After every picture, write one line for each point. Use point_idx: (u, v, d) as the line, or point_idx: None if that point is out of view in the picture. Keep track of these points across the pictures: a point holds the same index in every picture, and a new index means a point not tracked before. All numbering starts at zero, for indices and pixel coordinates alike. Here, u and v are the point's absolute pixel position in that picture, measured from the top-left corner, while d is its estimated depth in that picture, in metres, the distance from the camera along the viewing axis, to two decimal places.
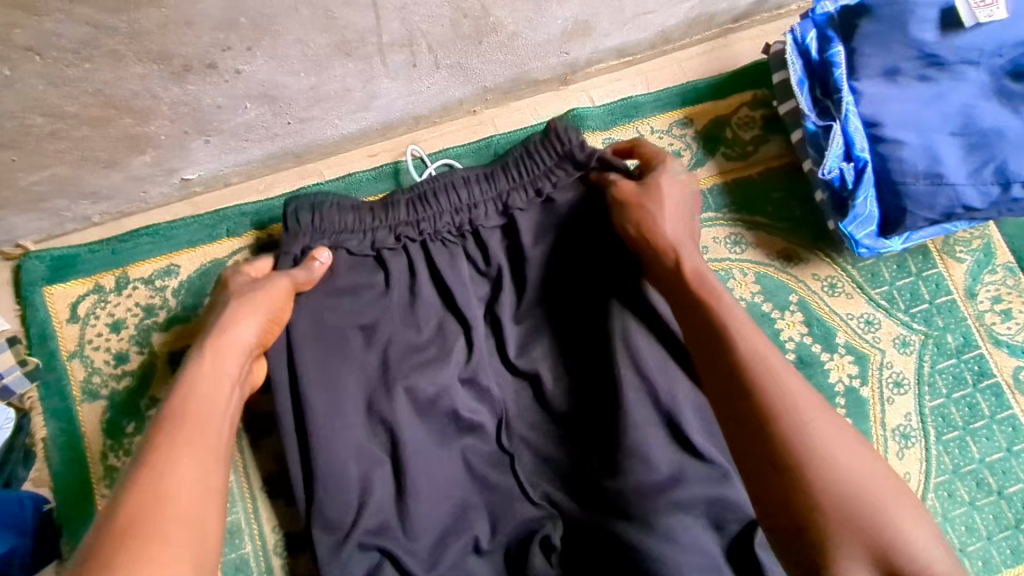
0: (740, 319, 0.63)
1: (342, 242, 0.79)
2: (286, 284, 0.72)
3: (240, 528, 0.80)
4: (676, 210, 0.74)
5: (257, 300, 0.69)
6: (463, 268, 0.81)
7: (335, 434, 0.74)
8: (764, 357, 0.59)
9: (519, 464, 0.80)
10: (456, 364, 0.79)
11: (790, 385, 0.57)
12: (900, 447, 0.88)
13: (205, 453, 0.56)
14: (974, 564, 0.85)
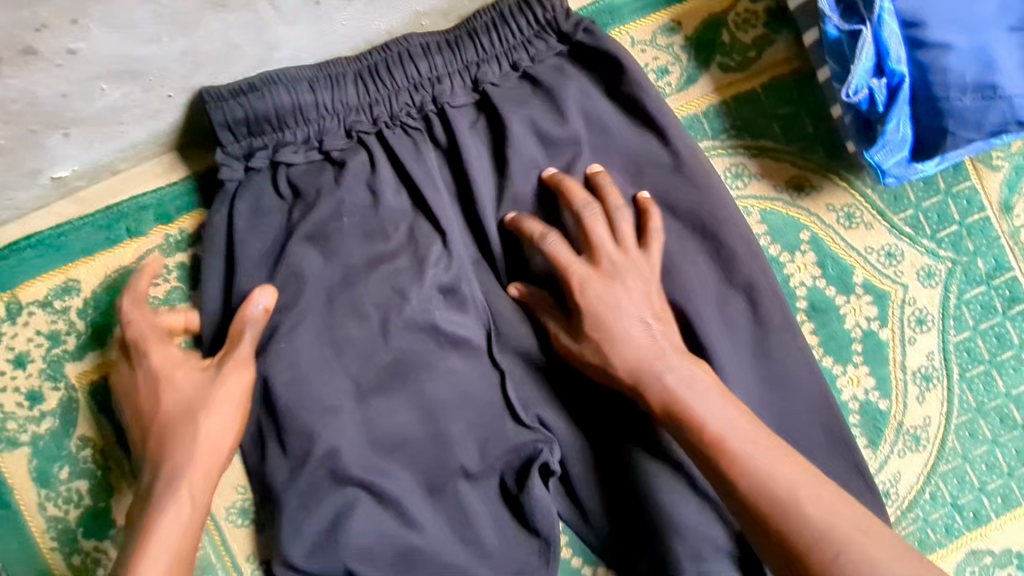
0: (734, 433, 0.60)
1: (281, 154, 0.70)
2: (243, 372, 0.65)
3: (212, 562, 0.73)
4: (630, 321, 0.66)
5: (217, 401, 0.64)
6: (429, 156, 0.73)
7: (318, 381, 0.69)
8: (732, 446, 0.59)
9: (512, 382, 0.73)
10: (434, 271, 0.72)
11: (770, 467, 0.57)
12: (921, 390, 0.80)
13: None
14: (993, 502, 0.80)
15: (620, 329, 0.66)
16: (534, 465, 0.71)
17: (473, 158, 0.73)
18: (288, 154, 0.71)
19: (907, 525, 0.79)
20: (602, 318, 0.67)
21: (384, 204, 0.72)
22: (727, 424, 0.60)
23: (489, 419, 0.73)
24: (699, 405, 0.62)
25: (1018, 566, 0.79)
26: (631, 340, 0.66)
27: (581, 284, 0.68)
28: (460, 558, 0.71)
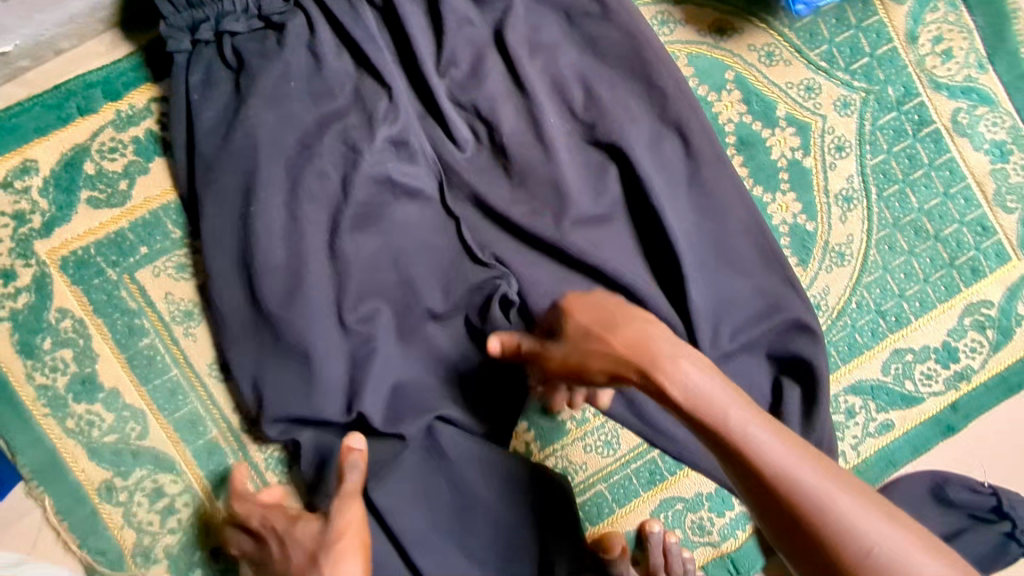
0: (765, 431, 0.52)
1: (226, 23, 0.73)
2: (355, 509, 0.65)
3: (200, 416, 0.76)
4: (638, 333, 0.58)
5: (338, 543, 0.62)
6: (366, 16, 0.76)
7: (282, 235, 0.73)
8: (761, 442, 0.52)
9: (466, 226, 0.78)
10: (382, 124, 0.75)
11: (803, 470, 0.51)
12: (843, 211, 0.87)
13: None
14: (911, 306, 0.89)
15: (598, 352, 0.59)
16: (493, 298, 0.77)
17: (408, 14, 0.76)
18: (231, 22, 0.73)
19: (837, 332, 0.87)
20: (585, 336, 0.60)
21: (327, 65, 0.74)
22: (750, 416, 0.53)
23: (448, 262, 0.78)
24: (714, 393, 0.53)
25: (935, 359, 0.89)
26: (615, 343, 0.58)
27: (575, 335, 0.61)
28: (433, 388, 0.77)
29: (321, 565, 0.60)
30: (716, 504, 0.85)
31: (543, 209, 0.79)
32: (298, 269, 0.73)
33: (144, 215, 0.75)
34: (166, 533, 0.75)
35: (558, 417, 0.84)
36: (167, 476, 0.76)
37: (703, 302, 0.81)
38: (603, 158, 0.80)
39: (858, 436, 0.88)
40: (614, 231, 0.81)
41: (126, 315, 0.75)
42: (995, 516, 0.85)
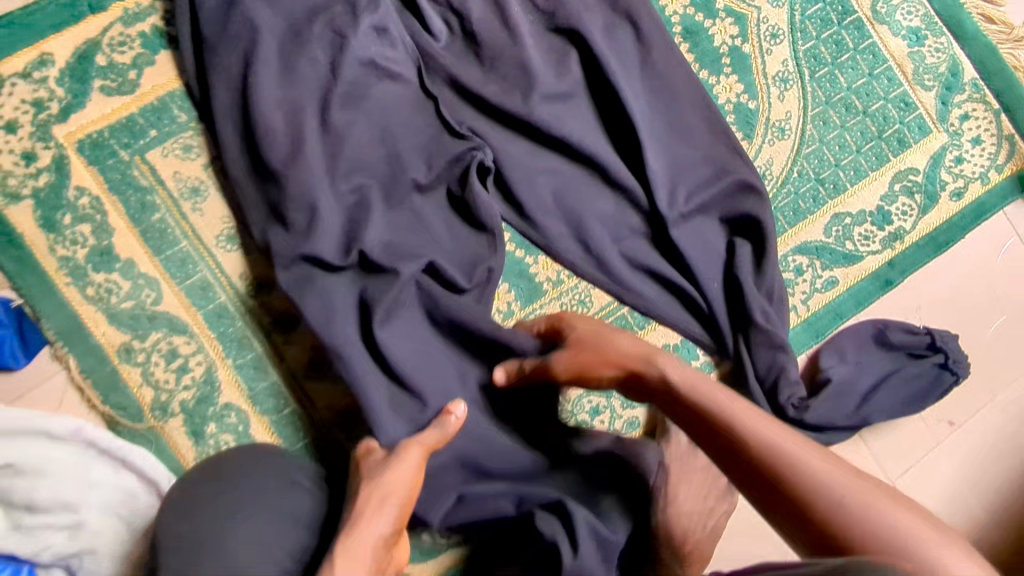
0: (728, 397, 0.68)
1: None
2: (416, 455, 0.73)
3: (210, 282, 0.84)
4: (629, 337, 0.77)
5: (387, 483, 0.70)
6: None
7: (279, 112, 0.82)
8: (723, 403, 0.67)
9: (443, 105, 0.88)
10: (363, 12, 0.84)
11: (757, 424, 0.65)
12: (780, 91, 0.97)
13: None
14: (847, 175, 0.99)
15: (600, 362, 0.76)
16: (470, 165, 0.86)
17: None
18: None
19: (782, 199, 0.97)
20: (583, 348, 0.77)
21: None
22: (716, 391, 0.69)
23: (430, 137, 0.87)
24: (690, 382, 0.71)
25: (871, 222, 0.99)
26: (611, 348, 0.76)
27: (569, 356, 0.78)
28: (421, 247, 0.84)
29: (365, 490, 0.70)
30: (682, 353, 0.96)
31: (511, 88, 0.88)
32: (294, 140, 0.82)
33: (152, 101, 0.82)
34: (181, 390, 0.83)
35: (537, 278, 0.93)
36: (181, 339, 0.83)
37: (659, 169, 0.91)
38: (564, 44, 0.90)
39: (805, 291, 0.98)
40: (577, 107, 0.90)
41: (139, 192, 0.82)
42: (928, 351, 0.94)
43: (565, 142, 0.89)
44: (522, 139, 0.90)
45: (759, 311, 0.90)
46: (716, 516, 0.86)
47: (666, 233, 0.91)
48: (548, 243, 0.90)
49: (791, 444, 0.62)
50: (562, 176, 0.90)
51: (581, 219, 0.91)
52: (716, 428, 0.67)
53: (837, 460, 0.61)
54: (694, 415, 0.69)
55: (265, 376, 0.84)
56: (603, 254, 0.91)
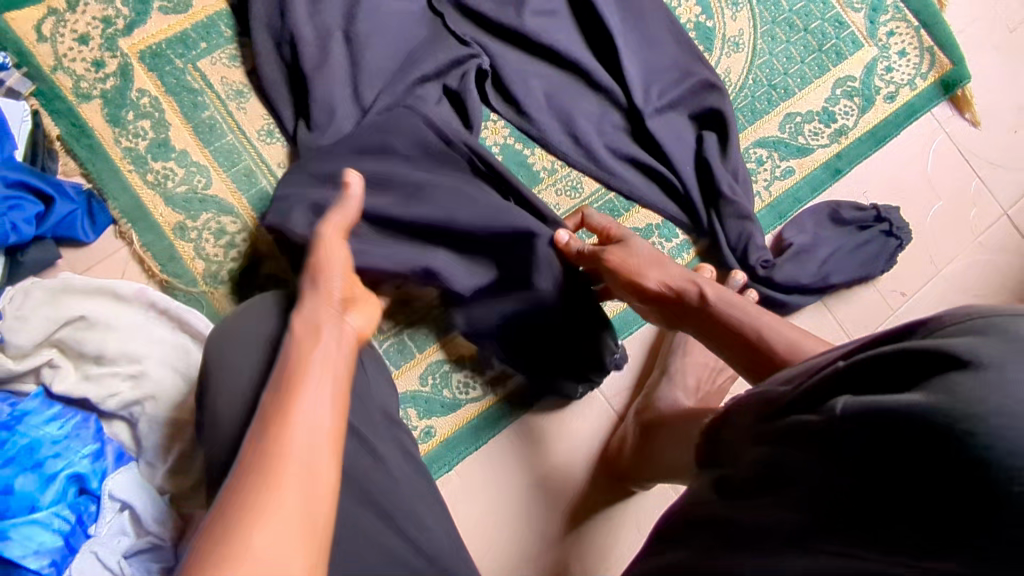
0: (735, 299, 0.76)
1: None
2: (338, 220, 0.71)
3: (252, 170, 0.97)
4: (650, 260, 0.84)
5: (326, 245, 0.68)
6: None
7: (310, 22, 0.97)
8: (732, 306, 0.75)
9: (449, 19, 1.04)
10: None
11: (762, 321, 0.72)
12: (732, 12, 1.15)
13: (330, 397, 0.54)
14: (794, 82, 1.16)
15: (648, 273, 0.83)
16: (469, 67, 1.02)
17: None
18: None
19: (741, 101, 1.14)
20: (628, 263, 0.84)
21: None
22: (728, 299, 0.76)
23: (438, 45, 1.02)
24: (724, 296, 0.76)
25: (819, 121, 1.16)
26: (647, 270, 0.83)
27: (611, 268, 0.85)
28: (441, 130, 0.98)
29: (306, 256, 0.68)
30: (664, 233, 1.09)
31: (504, 6, 1.04)
32: (324, 41, 0.97)
33: (203, 19, 0.98)
34: (229, 261, 0.94)
35: (534, 167, 1.07)
36: (228, 219, 0.95)
37: (634, 71, 1.06)
38: None
39: (767, 179, 1.13)
40: (561, 22, 1.06)
41: (192, 94, 0.97)
42: (876, 223, 1.09)
43: (552, 49, 1.05)
44: (516, 50, 1.06)
45: (728, 184, 1.04)
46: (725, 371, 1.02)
47: (643, 124, 1.06)
48: (542, 135, 1.05)
49: (798, 334, 0.69)
50: (552, 81, 1.06)
51: (569, 116, 1.06)
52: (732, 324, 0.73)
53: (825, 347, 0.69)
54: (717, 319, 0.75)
55: None
56: (592, 146, 1.05)
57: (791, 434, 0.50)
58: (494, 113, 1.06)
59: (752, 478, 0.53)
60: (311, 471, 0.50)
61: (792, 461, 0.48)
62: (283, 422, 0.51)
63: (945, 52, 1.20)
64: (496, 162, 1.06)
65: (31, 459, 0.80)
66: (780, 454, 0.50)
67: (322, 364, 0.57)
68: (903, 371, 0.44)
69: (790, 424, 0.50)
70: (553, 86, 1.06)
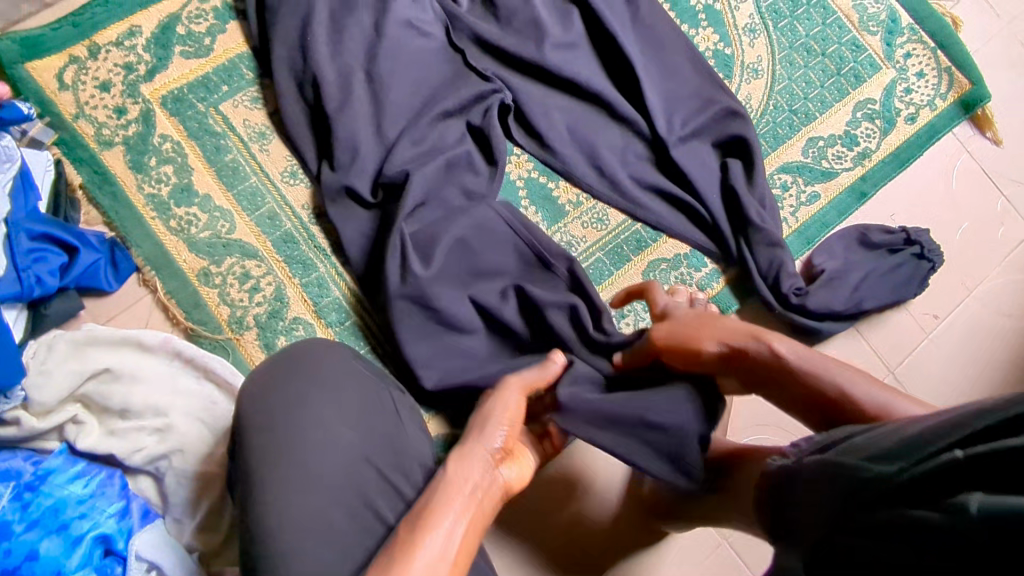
0: (811, 355, 0.70)
1: None
2: (516, 392, 0.80)
3: (277, 212, 0.96)
4: (704, 326, 0.77)
5: (493, 413, 0.76)
6: None
7: (331, 63, 0.97)
8: (812, 365, 0.69)
9: (469, 55, 1.04)
10: None
11: (845, 377, 0.68)
12: (750, 39, 1.15)
13: (451, 542, 0.60)
14: (815, 106, 1.16)
15: (703, 335, 0.76)
16: (493, 102, 1.01)
17: None
18: None
19: (763, 127, 1.13)
20: (678, 334, 0.78)
21: None
22: (806, 357, 0.70)
23: (459, 81, 1.02)
24: (793, 350, 0.70)
25: (842, 144, 1.15)
26: (707, 335, 0.76)
27: (664, 345, 0.79)
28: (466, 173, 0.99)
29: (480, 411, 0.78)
30: (692, 262, 1.06)
31: (524, 40, 1.04)
32: (347, 81, 0.97)
33: (224, 63, 0.98)
34: (255, 306, 0.92)
35: (559, 201, 1.05)
36: (252, 262, 0.94)
37: (656, 101, 1.06)
38: (567, 3, 1.07)
39: (793, 205, 1.12)
40: (582, 55, 1.06)
41: (214, 137, 0.96)
42: (906, 245, 1.07)
43: (574, 82, 1.04)
44: (538, 83, 1.05)
45: (756, 212, 1.03)
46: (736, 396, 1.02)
47: (668, 154, 1.04)
48: (567, 168, 1.04)
49: (880, 397, 0.65)
50: (575, 113, 1.05)
51: (594, 148, 1.05)
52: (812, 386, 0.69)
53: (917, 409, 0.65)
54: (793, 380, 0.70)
55: (330, 292, 0.95)
56: (617, 177, 1.04)
57: (909, 528, 0.47)
58: (517, 147, 1.05)
59: (858, 568, 0.51)
60: None
61: (896, 556, 0.48)
62: (406, 554, 0.58)
63: (962, 72, 1.20)
64: (520, 197, 1.04)
65: (56, 521, 0.74)
66: (863, 537, 0.51)
67: (456, 510, 0.63)
68: (1017, 471, 0.43)
69: (903, 517, 0.48)
70: (576, 117, 1.05)
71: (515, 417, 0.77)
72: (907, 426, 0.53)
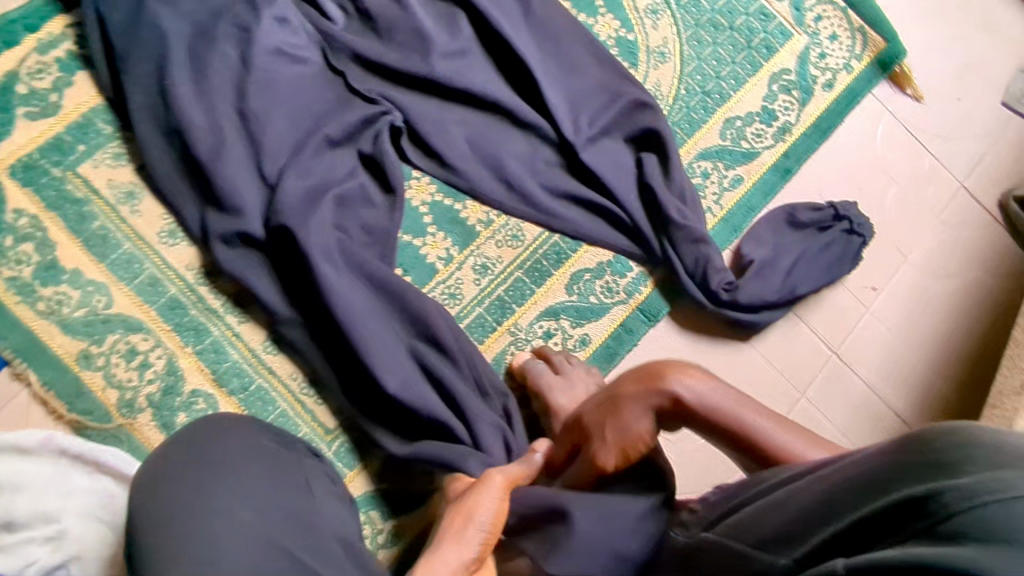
0: (720, 396, 0.64)
1: None
2: (502, 481, 0.72)
3: (158, 278, 0.88)
4: (628, 409, 0.65)
5: (471, 508, 0.69)
6: None
7: (194, 105, 0.87)
8: (727, 413, 0.63)
9: (351, 76, 0.95)
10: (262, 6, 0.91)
11: (754, 419, 0.63)
12: (652, 21, 1.09)
13: None
14: (729, 84, 1.10)
15: (638, 430, 0.64)
16: (382, 125, 0.94)
17: None
18: None
19: (677, 113, 1.07)
20: (611, 430, 0.66)
21: None
22: (722, 405, 0.63)
23: (343, 107, 0.94)
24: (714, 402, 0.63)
25: (760, 121, 1.10)
26: (637, 420, 0.64)
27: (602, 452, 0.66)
28: (363, 206, 0.92)
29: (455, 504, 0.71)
30: (616, 268, 1.01)
31: (409, 54, 0.96)
32: (217, 123, 0.88)
33: (76, 119, 0.89)
34: (146, 384, 0.85)
35: (468, 222, 0.98)
36: (138, 336, 0.86)
37: (559, 102, 0.99)
38: (450, 6, 0.99)
39: (717, 192, 1.07)
40: (474, 61, 0.98)
41: (76, 204, 0.87)
42: (836, 222, 1.03)
43: (468, 92, 0.97)
44: (430, 98, 0.97)
45: (675, 209, 0.98)
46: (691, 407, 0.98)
47: (577, 158, 0.98)
48: (472, 187, 0.97)
49: (794, 439, 0.62)
50: (474, 125, 0.98)
51: (499, 161, 0.98)
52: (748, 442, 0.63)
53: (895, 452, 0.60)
54: (725, 433, 0.64)
55: (227, 356, 0.87)
56: (526, 188, 0.98)
57: None
58: (416, 170, 0.97)
59: None
60: None
61: None
62: None
63: (875, 30, 1.15)
64: (426, 223, 0.97)
65: None
66: None
67: None
68: None
69: None
70: (476, 130, 0.98)
71: (497, 513, 0.69)
72: (796, 495, 0.49)
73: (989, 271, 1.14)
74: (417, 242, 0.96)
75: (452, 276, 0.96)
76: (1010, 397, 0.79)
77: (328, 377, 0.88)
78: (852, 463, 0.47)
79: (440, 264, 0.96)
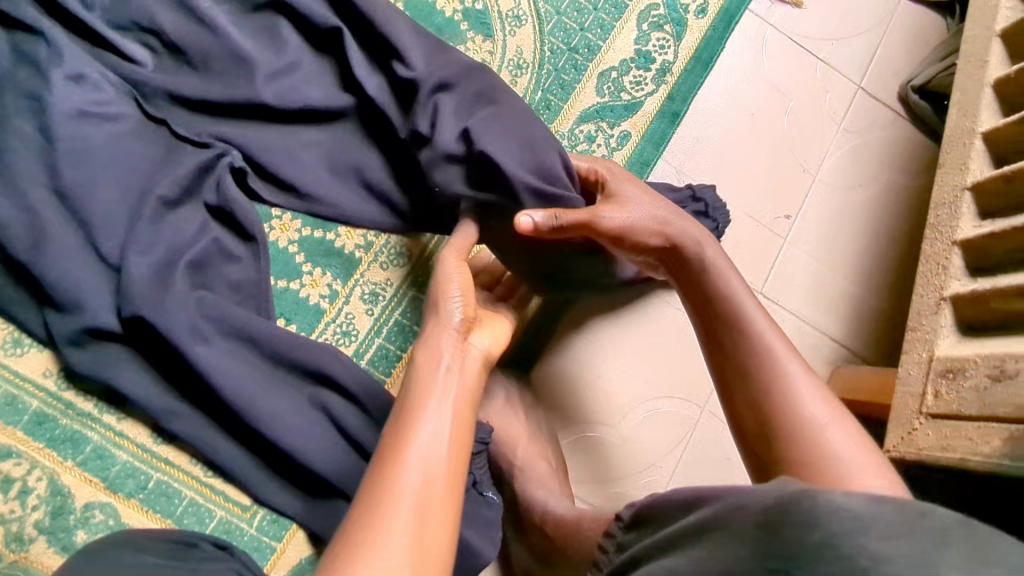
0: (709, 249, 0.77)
1: None
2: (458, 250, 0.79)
3: (16, 393, 0.80)
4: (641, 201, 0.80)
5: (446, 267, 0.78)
6: None
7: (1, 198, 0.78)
8: (701, 261, 0.76)
9: (175, 123, 0.86)
10: (48, 68, 0.80)
11: (731, 287, 0.73)
12: None
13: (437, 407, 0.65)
14: (595, 34, 1.02)
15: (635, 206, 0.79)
16: (221, 170, 0.85)
17: None
18: None
19: (545, 79, 1.00)
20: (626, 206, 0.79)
21: None
22: (711, 255, 0.76)
23: (174, 160, 0.84)
24: (712, 268, 0.75)
25: (636, 67, 1.03)
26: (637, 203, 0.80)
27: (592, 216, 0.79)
28: (225, 262, 0.84)
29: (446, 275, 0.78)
30: None
31: (233, 82, 0.85)
32: (32, 211, 0.78)
33: None
34: (30, 512, 0.78)
35: (345, 250, 0.91)
36: (8, 463, 0.78)
37: None
38: (271, 16, 0.86)
39: (606, 154, 1.00)
40: (309, 74, 0.87)
41: None
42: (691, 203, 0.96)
43: (311, 111, 0.87)
44: (270, 126, 0.87)
45: (526, 170, 0.80)
46: (626, 380, 0.97)
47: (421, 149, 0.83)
48: (339, 213, 0.88)
49: (768, 327, 0.70)
50: (327, 144, 0.88)
51: (364, 177, 0.89)
52: (724, 323, 0.72)
53: (845, 416, 0.65)
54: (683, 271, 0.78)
55: (114, 459, 0.81)
56: (400, 200, 0.89)
57: None
58: (276, 207, 0.90)
59: None
60: (427, 500, 0.59)
61: None
62: (395, 476, 0.59)
63: None
64: (299, 262, 0.89)
65: None
66: None
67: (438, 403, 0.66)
68: None
69: None
70: (330, 149, 0.88)
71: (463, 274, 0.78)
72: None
73: (901, 170, 1.10)
74: (294, 285, 0.89)
75: (341, 313, 0.90)
76: (927, 317, 0.75)
77: (227, 455, 0.81)
78: (714, 549, 0.50)
79: (325, 303, 0.90)
